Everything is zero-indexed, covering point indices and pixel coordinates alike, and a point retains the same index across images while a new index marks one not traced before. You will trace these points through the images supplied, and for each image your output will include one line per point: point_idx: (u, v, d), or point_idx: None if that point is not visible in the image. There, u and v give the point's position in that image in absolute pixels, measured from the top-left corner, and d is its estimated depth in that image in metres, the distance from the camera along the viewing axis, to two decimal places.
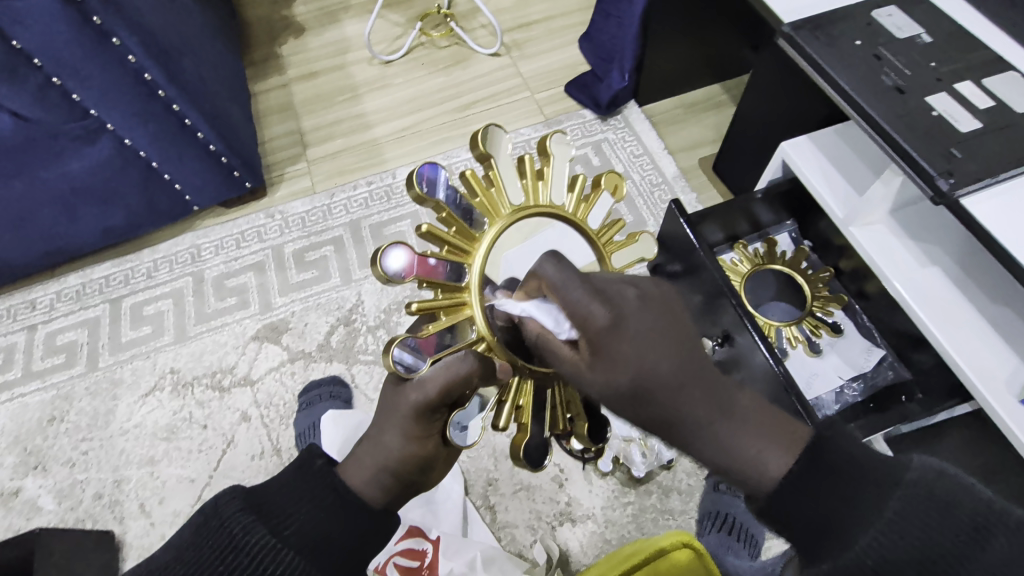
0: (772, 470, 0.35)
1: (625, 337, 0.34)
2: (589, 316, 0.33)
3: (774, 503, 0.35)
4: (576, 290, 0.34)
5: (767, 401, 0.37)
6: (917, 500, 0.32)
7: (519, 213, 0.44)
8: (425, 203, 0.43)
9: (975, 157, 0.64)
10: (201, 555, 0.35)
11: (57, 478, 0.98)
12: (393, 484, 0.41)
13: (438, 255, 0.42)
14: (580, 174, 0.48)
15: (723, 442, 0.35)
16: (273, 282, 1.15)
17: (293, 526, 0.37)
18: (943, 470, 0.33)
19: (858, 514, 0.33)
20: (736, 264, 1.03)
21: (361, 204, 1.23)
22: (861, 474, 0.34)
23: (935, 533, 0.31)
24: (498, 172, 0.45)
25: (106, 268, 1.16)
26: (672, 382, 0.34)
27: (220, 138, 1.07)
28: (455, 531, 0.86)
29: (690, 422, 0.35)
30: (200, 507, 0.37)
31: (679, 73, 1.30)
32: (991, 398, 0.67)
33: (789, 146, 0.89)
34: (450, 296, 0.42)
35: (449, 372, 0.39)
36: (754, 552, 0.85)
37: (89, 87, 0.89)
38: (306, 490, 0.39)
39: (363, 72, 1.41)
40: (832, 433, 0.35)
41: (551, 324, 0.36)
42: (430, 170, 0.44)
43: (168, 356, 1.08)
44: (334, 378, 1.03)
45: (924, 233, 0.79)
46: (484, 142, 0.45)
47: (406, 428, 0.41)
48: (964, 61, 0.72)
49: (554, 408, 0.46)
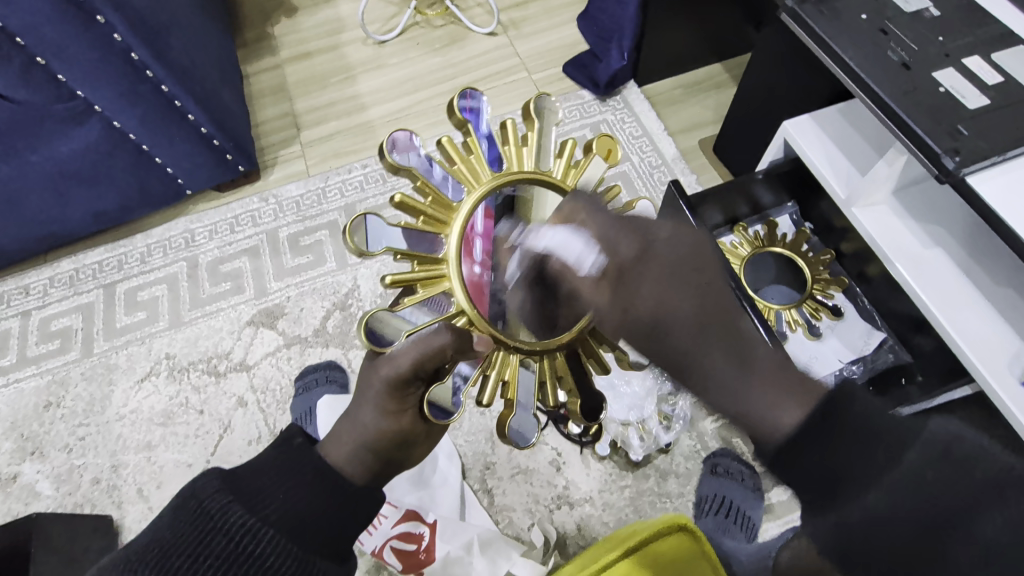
0: (785, 423, 0.33)
1: (650, 270, 0.36)
2: (615, 247, 0.36)
3: (779, 455, 0.33)
4: (603, 219, 0.37)
5: (785, 362, 0.36)
6: (928, 463, 0.30)
7: (501, 179, 0.42)
8: (399, 173, 0.42)
9: (982, 133, 0.62)
10: (176, 538, 0.34)
11: (54, 463, 0.98)
12: (373, 460, 0.41)
13: (415, 227, 0.41)
14: (570, 138, 0.45)
15: (736, 390, 0.34)
16: (269, 266, 1.14)
17: (274, 506, 0.36)
18: (957, 438, 0.30)
19: (868, 475, 0.31)
20: (735, 247, 1.02)
21: (356, 187, 1.21)
22: (873, 436, 0.31)
23: (945, 490, 0.29)
24: (475, 139, 0.44)
25: (100, 253, 1.15)
26: (692, 318, 0.35)
27: (211, 120, 1.05)
28: (454, 515, 0.85)
29: (708, 369, 0.35)
30: (180, 488, 0.37)
31: (680, 51, 1.27)
32: (993, 380, 0.66)
33: (791, 125, 0.87)
34: (426, 270, 0.41)
35: (422, 346, 0.39)
36: (750, 535, 0.88)
37: (75, 68, 0.87)
38: (289, 469, 0.39)
39: (358, 52, 1.38)
40: (846, 392, 0.33)
41: (575, 252, 0.37)
42: (399, 138, 0.43)
43: (163, 341, 1.07)
44: (331, 363, 1.03)
45: (928, 212, 0.78)
46: (461, 111, 0.44)
47: (381, 403, 0.41)
48: (973, 35, 0.70)
49: (543, 384, 0.45)
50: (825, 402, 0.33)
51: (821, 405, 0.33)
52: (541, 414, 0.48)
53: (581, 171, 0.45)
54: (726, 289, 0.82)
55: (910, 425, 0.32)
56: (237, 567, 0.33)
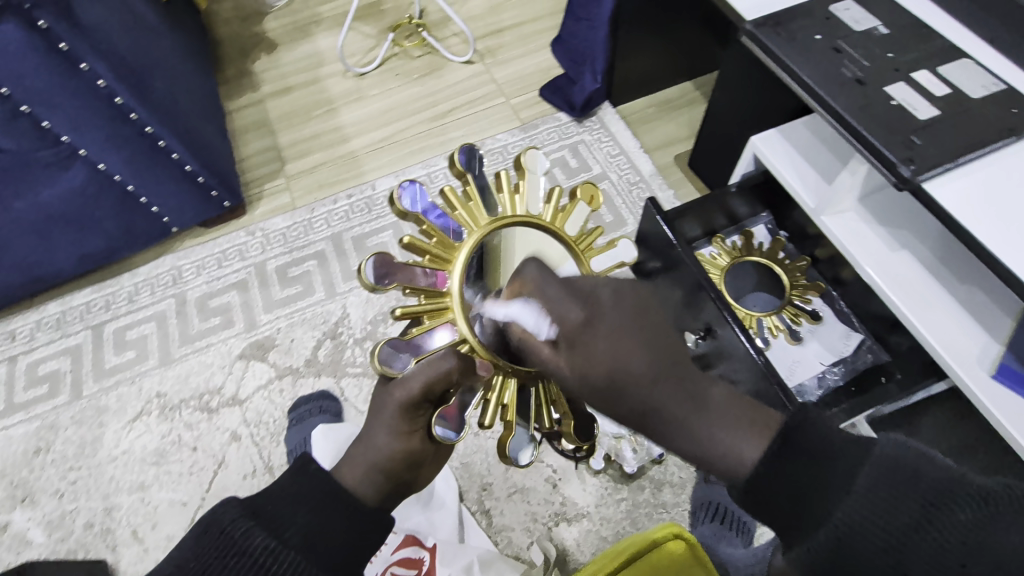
0: (747, 460, 0.36)
1: (599, 333, 0.36)
2: (564, 315, 0.35)
3: (751, 489, 0.36)
4: (555, 291, 0.36)
5: (734, 394, 0.39)
6: (881, 476, 0.32)
7: (498, 222, 0.45)
8: (406, 217, 0.45)
9: (934, 142, 0.66)
10: (202, 565, 0.36)
11: (46, 509, 0.96)
12: (385, 482, 0.44)
13: (419, 265, 0.44)
14: (557, 186, 0.48)
15: (699, 433, 0.36)
16: (258, 299, 1.14)
17: (293, 527, 0.38)
18: (907, 455, 0.32)
19: (830, 500, 0.33)
20: (715, 258, 1.05)
21: (342, 217, 1.23)
22: (830, 460, 0.35)
23: (897, 502, 0.31)
24: (475, 186, 0.46)
25: (87, 294, 1.15)
26: (648, 372, 0.36)
27: (195, 158, 1.07)
28: (453, 538, 0.86)
29: (670, 419, 0.36)
30: (200, 517, 0.38)
31: (651, 72, 1.32)
32: (966, 376, 0.69)
33: (759, 139, 0.91)
34: (432, 302, 0.44)
35: (431, 369, 0.41)
36: (747, 539, 0.87)
37: (60, 114, 0.89)
38: (304, 494, 0.40)
39: (339, 85, 1.41)
40: (796, 423, 0.36)
41: (531, 324, 0.36)
42: (409, 187, 0.46)
43: (154, 380, 1.07)
44: (323, 392, 1.03)
45: (893, 218, 0.82)
46: (462, 159, 0.46)
47: (391, 426, 0.43)
48: (920, 51, 0.74)
49: (539, 407, 0.46)
50: (779, 437, 0.36)
51: (777, 439, 0.37)
52: (539, 436, 0.49)
53: (568, 216, 0.48)
54: (706, 299, 0.85)
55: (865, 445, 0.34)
56: None
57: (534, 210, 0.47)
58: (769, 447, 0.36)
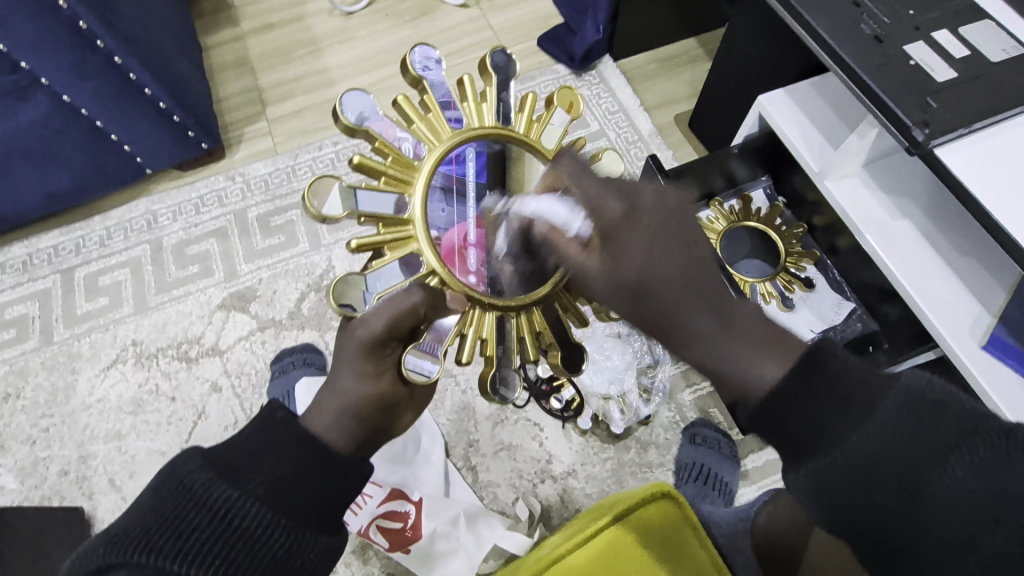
0: (767, 378, 0.36)
1: (638, 227, 0.38)
2: (602, 209, 0.39)
3: (763, 412, 0.36)
4: (591, 187, 0.40)
5: (767, 316, 0.39)
6: (903, 411, 0.33)
7: (461, 136, 0.45)
8: (355, 134, 0.44)
9: (949, 106, 0.64)
10: (161, 517, 0.34)
11: (17, 456, 0.94)
12: (358, 428, 0.42)
13: (375, 187, 0.43)
14: (531, 92, 0.48)
15: (722, 351, 0.37)
16: (238, 248, 1.10)
17: (258, 478, 0.37)
18: (928, 385, 0.33)
19: (845, 423, 0.34)
20: (712, 222, 1.03)
21: (327, 164, 1.17)
22: (852, 390, 0.34)
23: (918, 436, 0.32)
24: (432, 97, 0.46)
25: (55, 236, 1.09)
26: (676, 279, 0.37)
27: (169, 94, 1.00)
28: (438, 492, 0.86)
29: (688, 329, 0.37)
30: (160, 470, 0.37)
31: (656, 25, 1.26)
32: (957, 346, 0.70)
33: (765, 99, 0.87)
34: (393, 232, 0.43)
35: (395, 303, 0.41)
36: (728, 499, 0.90)
37: (17, 37, 0.81)
38: (270, 442, 0.39)
39: (325, 23, 1.33)
40: (822, 343, 0.37)
41: (563, 217, 0.40)
42: (354, 100, 0.44)
43: (129, 328, 1.03)
44: (308, 346, 1.00)
45: (893, 185, 0.80)
46: (416, 70, 0.46)
47: (358, 367, 0.42)
48: (941, 9, 0.71)
49: (521, 338, 0.47)
50: (806, 363, 0.36)
51: (803, 360, 0.36)
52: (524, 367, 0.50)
53: (543, 126, 0.49)
54: None
55: (887, 376, 0.35)
56: (224, 537, 0.34)
57: (503, 123, 0.48)
58: (794, 366, 0.36)
